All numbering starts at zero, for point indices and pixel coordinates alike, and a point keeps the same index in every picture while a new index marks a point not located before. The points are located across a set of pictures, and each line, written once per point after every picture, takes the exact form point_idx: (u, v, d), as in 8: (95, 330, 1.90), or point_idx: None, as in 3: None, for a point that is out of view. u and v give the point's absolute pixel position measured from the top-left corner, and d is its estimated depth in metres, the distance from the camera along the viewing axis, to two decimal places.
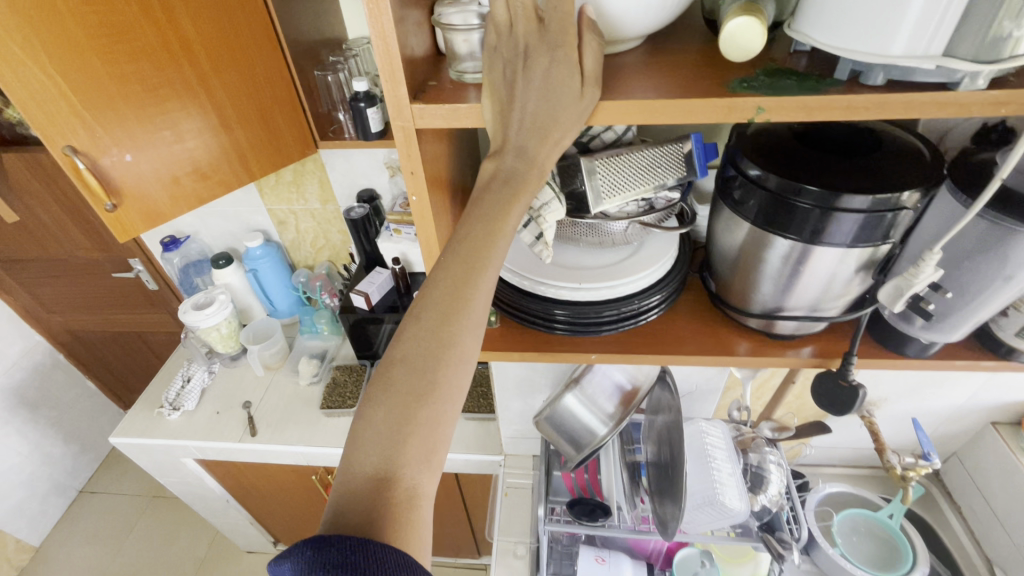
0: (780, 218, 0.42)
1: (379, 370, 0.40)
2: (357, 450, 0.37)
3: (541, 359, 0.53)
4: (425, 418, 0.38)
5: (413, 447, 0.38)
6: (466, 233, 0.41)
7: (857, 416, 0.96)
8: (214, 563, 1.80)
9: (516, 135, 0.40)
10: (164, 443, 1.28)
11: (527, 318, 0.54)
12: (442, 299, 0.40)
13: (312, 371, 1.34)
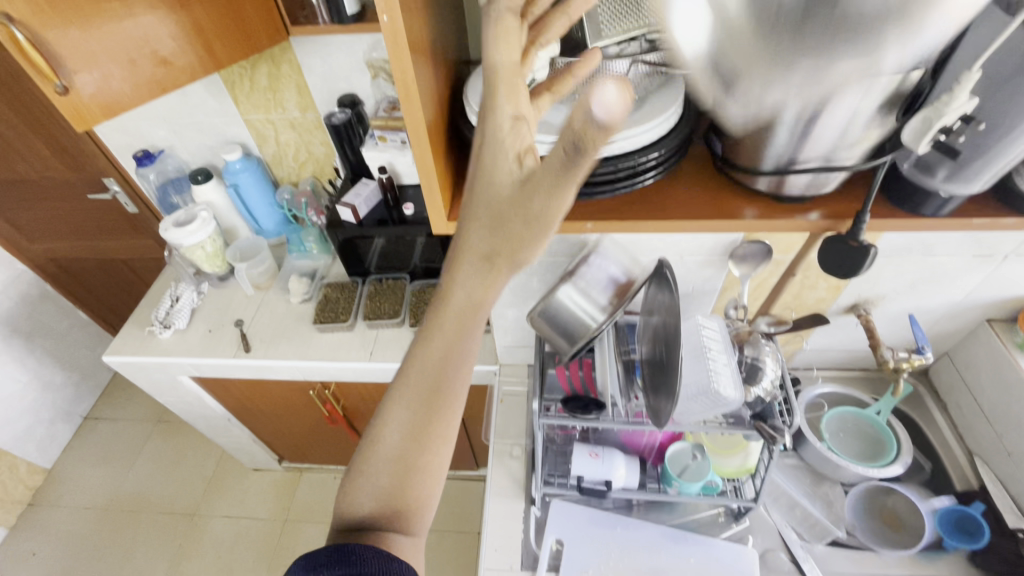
0: None
1: (379, 426, 0.55)
2: (362, 490, 0.53)
3: None
4: (416, 478, 0.54)
5: (404, 491, 0.53)
6: (444, 329, 0.55)
7: (854, 316, 0.95)
8: (223, 480, 1.87)
9: (477, 243, 0.49)
10: (159, 361, 1.27)
11: None
12: (428, 382, 0.55)
13: (304, 289, 1.33)
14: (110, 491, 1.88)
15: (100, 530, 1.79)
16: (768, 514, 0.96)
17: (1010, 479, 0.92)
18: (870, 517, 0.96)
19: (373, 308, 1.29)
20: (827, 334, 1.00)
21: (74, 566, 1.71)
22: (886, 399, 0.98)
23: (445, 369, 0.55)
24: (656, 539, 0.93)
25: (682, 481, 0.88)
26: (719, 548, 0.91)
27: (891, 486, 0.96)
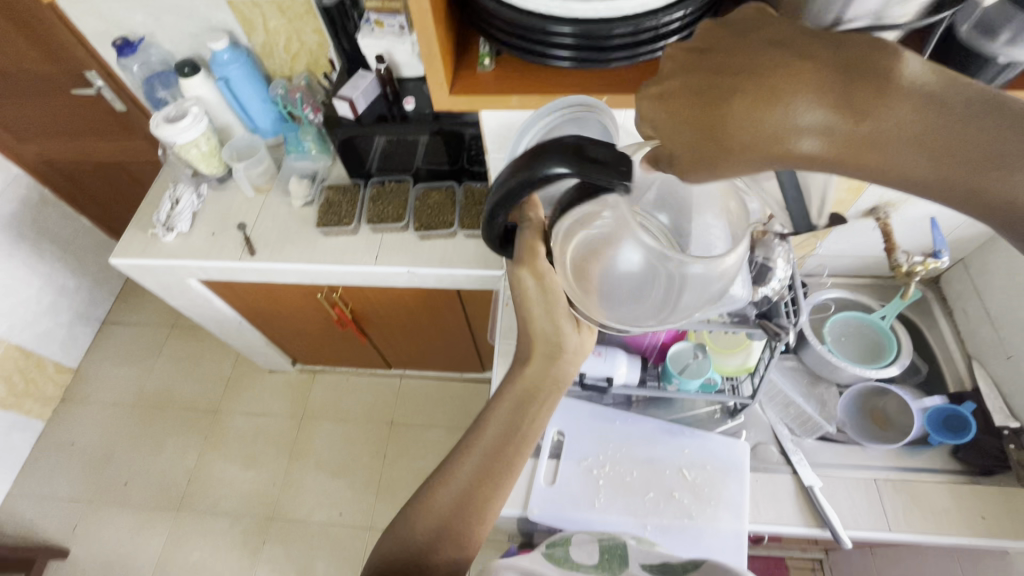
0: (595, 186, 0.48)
1: (437, 482, 0.68)
2: (415, 525, 0.64)
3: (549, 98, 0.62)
4: (465, 522, 0.65)
5: (453, 529, 0.64)
6: (500, 418, 0.71)
7: (872, 219, 0.92)
8: (241, 380, 1.96)
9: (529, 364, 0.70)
10: (165, 263, 1.28)
11: (541, 42, 0.57)
12: (484, 454, 0.69)
13: (304, 192, 1.30)
14: (136, 389, 1.99)
15: (131, 423, 1.91)
16: (762, 411, 1.00)
17: (1004, 380, 0.94)
18: (860, 415, 1.02)
19: (376, 212, 1.26)
20: (841, 238, 0.98)
21: (112, 454, 1.86)
22: (893, 303, 0.97)
23: (507, 455, 0.69)
24: (654, 432, 0.97)
25: (683, 379, 0.90)
26: (714, 442, 0.95)
27: (886, 388, 1.01)
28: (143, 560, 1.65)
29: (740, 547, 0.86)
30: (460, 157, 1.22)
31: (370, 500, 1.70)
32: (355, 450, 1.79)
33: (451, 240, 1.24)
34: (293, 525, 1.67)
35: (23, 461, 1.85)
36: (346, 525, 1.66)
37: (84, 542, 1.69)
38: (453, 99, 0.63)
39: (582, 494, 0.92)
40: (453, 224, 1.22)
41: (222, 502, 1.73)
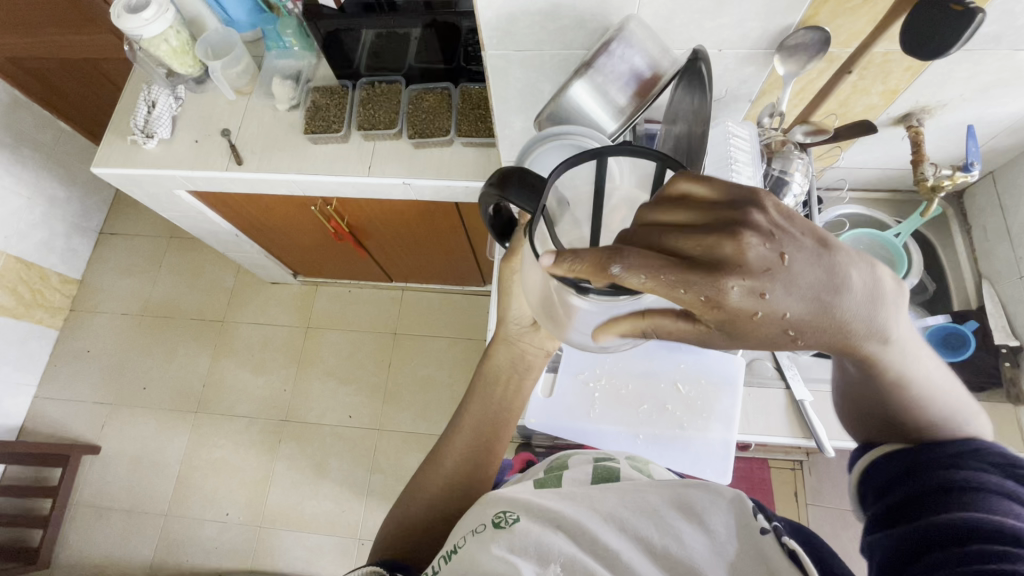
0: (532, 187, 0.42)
1: (426, 465, 0.70)
2: (409, 507, 0.67)
3: None
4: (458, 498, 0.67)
5: (447, 505, 0.66)
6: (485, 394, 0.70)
7: (903, 128, 0.85)
8: (244, 292, 1.97)
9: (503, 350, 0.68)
10: (150, 173, 1.22)
11: None
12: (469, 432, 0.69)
13: (289, 94, 1.20)
14: (142, 300, 2.01)
15: (142, 333, 1.96)
16: None
17: (1012, 299, 0.91)
18: None
19: (367, 118, 1.17)
20: (866, 149, 0.91)
21: (127, 361, 1.92)
22: (910, 220, 0.93)
23: (492, 429, 0.70)
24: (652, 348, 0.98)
25: None
26: (711, 358, 0.94)
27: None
28: (169, 456, 1.78)
29: (727, 454, 0.91)
30: (456, 55, 1.11)
31: (377, 405, 1.78)
32: (361, 360, 1.85)
33: (448, 149, 1.16)
34: (306, 427, 1.77)
35: (44, 367, 1.93)
36: (356, 427, 1.76)
37: (112, 440, 1.81)
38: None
39: (579, 405, 0.95)
40: (449, 131, 1.14)
41: (237, 406, 1.82)
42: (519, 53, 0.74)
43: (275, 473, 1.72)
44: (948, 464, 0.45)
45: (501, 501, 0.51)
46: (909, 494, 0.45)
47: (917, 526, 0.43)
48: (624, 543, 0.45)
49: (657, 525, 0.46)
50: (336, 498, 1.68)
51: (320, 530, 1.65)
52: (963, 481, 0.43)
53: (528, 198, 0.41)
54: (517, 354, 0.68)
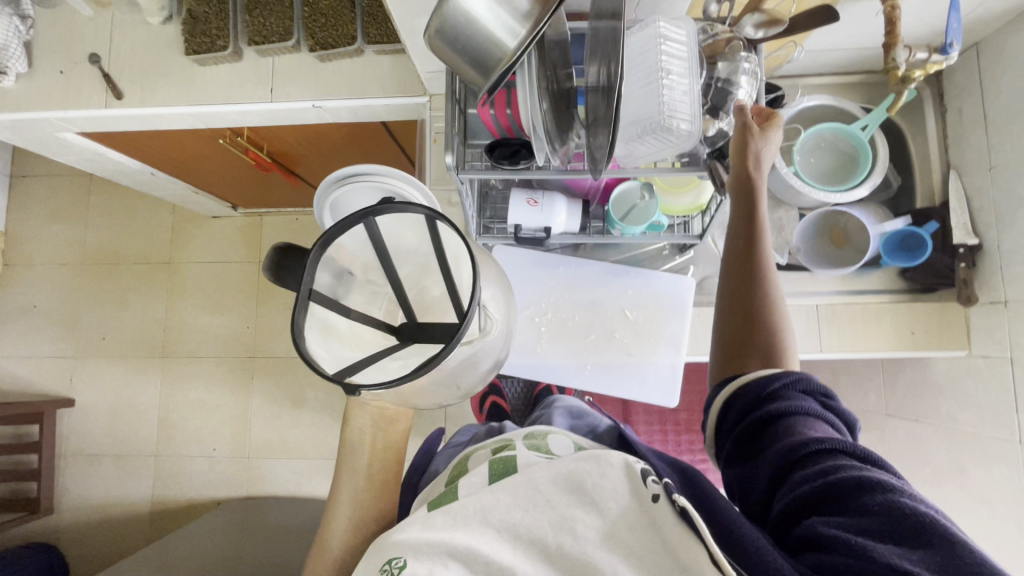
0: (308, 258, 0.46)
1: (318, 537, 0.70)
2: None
3: None
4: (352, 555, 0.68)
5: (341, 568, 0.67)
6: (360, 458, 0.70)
7: (878, 1, 0.71)
8: (184, 229, 1.85)
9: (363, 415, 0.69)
10: (18, 117, 1.04)
11: None
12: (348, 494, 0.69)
13: (160, 5, 0.98)
14: (76, 247, 1.89)
15: (86, 282, 1.87)
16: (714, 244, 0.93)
17: (977, 195, 0.85)
18: (819, 235, 0.95)
19: (256, 27, 0.98)
20: (833, 30, 0.77)
21: (78, 313, 1.86)
22: (878, 112, 0.83)
23: (372, 486, 0.70)
24: (598, 275, 0.93)
25: (626, 226, 0.81)
26: (660, 280, 0.91)
27: (842, 209, 0.92)
28: (145, 402, 1.79)
29: (675, 376, 0.90)
30: None
31: None
32: None
33: (359, 60, 0.99)
34: (275, 362, 1.77)
35: None
36: None
37: (84, 392, 1.81)
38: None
39: (524, 343, 0.91)
40: (355, 37, 0.96)
41: (202, 348, 1.80)
42: None
43: (253, 408, 1.75)
44: (781, 401, 0.53)
45: (390, 545, 0.53)
46: (751, 430, 0.54)
47: (795, 480, 0.47)
48: (515, 554, 0.51)
49: (552, 522, 0.52)
50: (316, 425, 1.73)
51: (306, 455, 1.72)
52: (789, 411, 0.52)
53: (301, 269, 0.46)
54: (375, 413, 0.70)
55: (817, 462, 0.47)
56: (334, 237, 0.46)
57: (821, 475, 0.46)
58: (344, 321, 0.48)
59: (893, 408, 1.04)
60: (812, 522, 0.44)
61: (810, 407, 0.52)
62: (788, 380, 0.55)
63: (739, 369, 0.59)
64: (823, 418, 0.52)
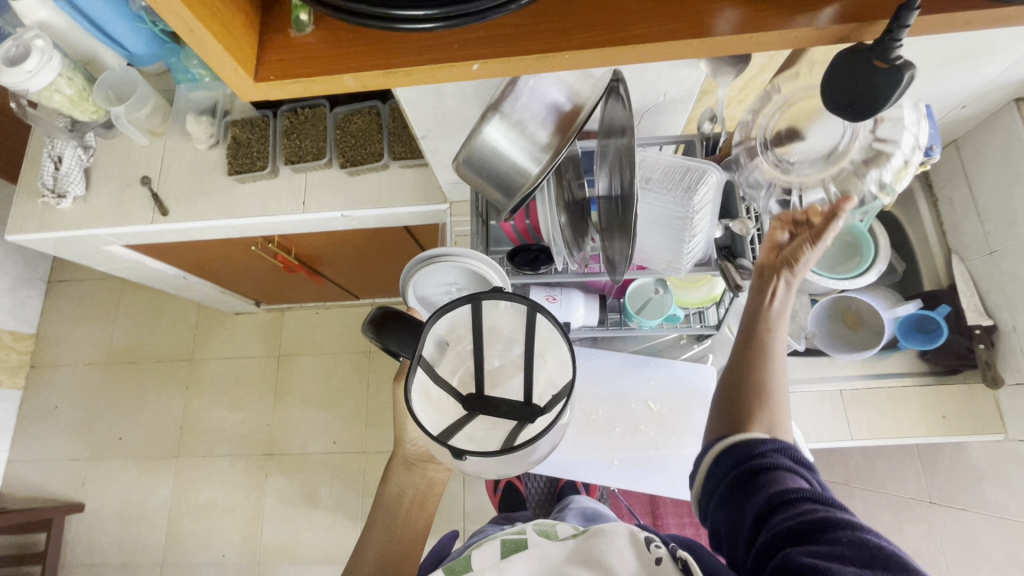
0: (409, 331, 0.57)
1: None
2: None
3: (395, 78, 0.40)
4: None
5: None
6: (396, 519, 0.70)
7: None
8: (208, 326, 1.90)
9: (402, 480, 0.72)
10: (70, 234, 1.13)
11: (361, 17, 0.35)
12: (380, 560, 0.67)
13: (206, 131, 1.10)
14: (103, 346, 1.94)
15: (109, 381, 1.90)
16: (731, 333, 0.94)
17: (984, 277, 0.87)
18: (832, 318, 0.96)
19: (293, 149, 1.08)
20: None
21: (98, 412, 1.87)
22: None
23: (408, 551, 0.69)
24: (618, 366, 0.94)
25: (642, 318, 0.83)
26: (679, 367, 0.92)
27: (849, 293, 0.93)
28: (155, 504, 1.74)
29: None
30: None
31: (358, 428, 1.75)
32: (339, 383, 1.80)
33: (384, 173, 1.09)
34: (291, 458, 1.74)
35: (12, 429, 1.87)
36: (341, 452, 1.73)
37: (96, 495, 1.77)
38: (264, 88, 0.41)
39: None
40: (382, 154, 1.06)
41: (217, 446, 1.78)
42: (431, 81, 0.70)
43: (265, 509, 1.69)
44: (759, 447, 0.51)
45: None
46: (730, 483, 0.51)
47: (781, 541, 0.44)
48: None
49: None
50: (330, 526, 1.66)
51: (317, 561, 1.63)
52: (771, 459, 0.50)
53: (398, 342, 0.57)
54: (417, 476, 0.72)
55: (793, 508, 0.45)
56: (439, 316, 0.53)
57: (796, 521, 0.44)
58: (435, 387, 0.54)
59: (937, 495, 0.99)
60: (789, 561, 0.42)
61: (789, 459, 0.50)
62: (775, 438, 0.52)
63: (737, 421, 0.55)
64: (801, 469, 0.50)
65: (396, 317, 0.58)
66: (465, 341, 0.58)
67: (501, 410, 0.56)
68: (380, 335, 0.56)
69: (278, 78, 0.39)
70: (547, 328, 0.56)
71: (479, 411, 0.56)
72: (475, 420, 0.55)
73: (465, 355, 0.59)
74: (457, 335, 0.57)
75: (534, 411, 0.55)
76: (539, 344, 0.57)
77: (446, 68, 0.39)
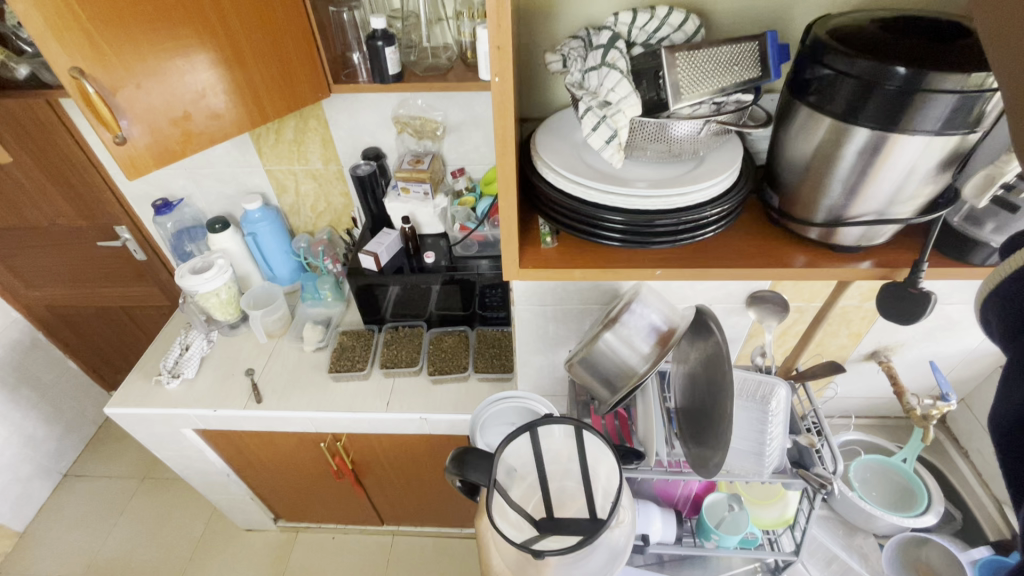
0: (480, 460, 0.68)
1: None
2: None
3: (603, 275, 0.54)
4: None
5: None
6: None
7: (875, 362, 0.98)
8: (212, 543, 1.76)
9: None
10: (163, 412, 1.22)
11: (578, 229, 0.53)
12: None
13: (318, 337, 1.31)
14: (86, 557, 1.75)
15: None
16: (806, 569, 0.93)
17: None
18: (906, 567, 0.92)
19: (390, 357, 1.28)
20: (848, 381, 1.02)
21: None
22: (911, 445, 0.98)
23: None
24: None
25: (722, 534, 0.85)
26: None
27: (925, 535, 0.93)
28: None
29: None
30: (473, 303, 1.29)
31: None
32: None
33: (463, 383, 1.25)
34: None
35: None
36: None
37: None
38: (521, 273, 0.54)
39: None
40: (466, 367, 1.25)
41: None
42: (542, 305, 0.92)
43: None
44: None
45: None
46: None
47: None
48: None
49: None
50: None
51: None
52: None
53: (474, 473, 0.67)
54: None
55: None
56: (505, 445, 0.69)
57: None
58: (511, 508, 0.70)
59: None
60: None
61: None
62: None
63: None
64: None
65: (463, 451, 0.69)
66: (529, 469, 0.77)
67: (570, 526, 0.70)
68: (459, 469, 0.67)
69: (531, 267, 0.54)
70: (593, 445, 0.73)
71: (550, 529, 0.70)
72: (547, 537, 0.69)
73: (533, 481, 0.77)
74: (523, 464, 0.76)
75: (599, 523, 0.68)
76: (591, 460, 0.74)
77: (638, 271, 0.53)
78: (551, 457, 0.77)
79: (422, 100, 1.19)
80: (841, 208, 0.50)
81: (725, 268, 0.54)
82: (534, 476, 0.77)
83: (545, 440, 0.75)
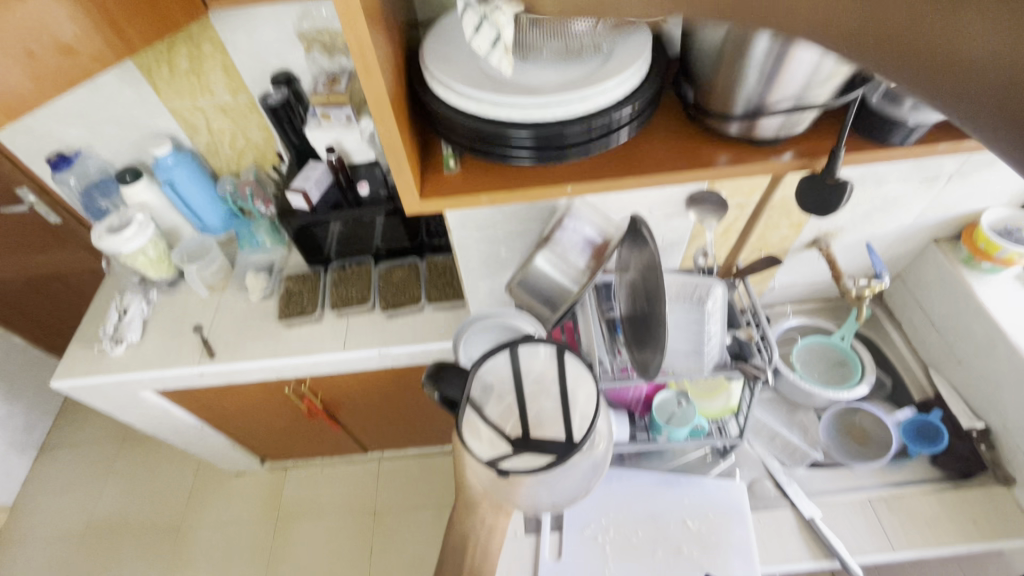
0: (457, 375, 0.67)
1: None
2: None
3: (514, 197, 0.51)
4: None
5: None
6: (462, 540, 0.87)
7: (815, 250, 0.99)
8: (204, 490, 1.81)
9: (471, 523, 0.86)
10: (115, 379, 1.19)
11: (483, 151, 0.49)
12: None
13: (263, 285, 1.26)
14: (82, 519, 1.80)
15: (81, 557, 1.72)
16: (751, 447, 1.00)
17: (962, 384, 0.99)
18: (840, 434, 1.03)
19: (340, 297, 1.25)
20: (791, 270, 1.05)
21: None
22: (847, 324, 1.03)
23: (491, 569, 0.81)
24: (652, 485, 0.94)
25: (671, 429, 0.91)
26: (709, 485, 0.93)
27: (857, 404, 1.04)
28: None
29: None
30: (419, 233, 1.25)
31: None
32: (338, 549, 1.67)
33: (419, 314, 1.24)
34: None
35: None
36: None
37: None
38: (426, 205, 0.51)
39: (591, 564, 0.87)
40: (420, 299, 1.23)
41: None
42: (480, 230, 0.89)
43: None
44: None
45: None
46: None
47: None
48: None
49: None
50: None
51: None
52: None
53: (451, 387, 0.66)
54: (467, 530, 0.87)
55: None
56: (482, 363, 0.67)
57: None
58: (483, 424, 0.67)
59: None
60: None
61: None
62: None
63: None
64: None
65: (440, 366, 0.68)
66: (508, 389, 0.71)
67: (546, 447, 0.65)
68: (435, 382, 0.67)
69: (436, 196, 0.50)
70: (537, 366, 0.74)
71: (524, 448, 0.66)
72: (520, 456, 0.65)
73: (512, 403, 0.71)
74: (502, 384, 0.71)
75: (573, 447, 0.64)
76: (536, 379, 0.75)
77: (550, 188, 0.50)
78: (534, 377, 0.72)
79: (326, 10, 1.05)
80: (759, 99, 0.46)
81: (641, 173, 0.51)
82: (513, 399, 0.71)
83: (529, 361, 0.70)
